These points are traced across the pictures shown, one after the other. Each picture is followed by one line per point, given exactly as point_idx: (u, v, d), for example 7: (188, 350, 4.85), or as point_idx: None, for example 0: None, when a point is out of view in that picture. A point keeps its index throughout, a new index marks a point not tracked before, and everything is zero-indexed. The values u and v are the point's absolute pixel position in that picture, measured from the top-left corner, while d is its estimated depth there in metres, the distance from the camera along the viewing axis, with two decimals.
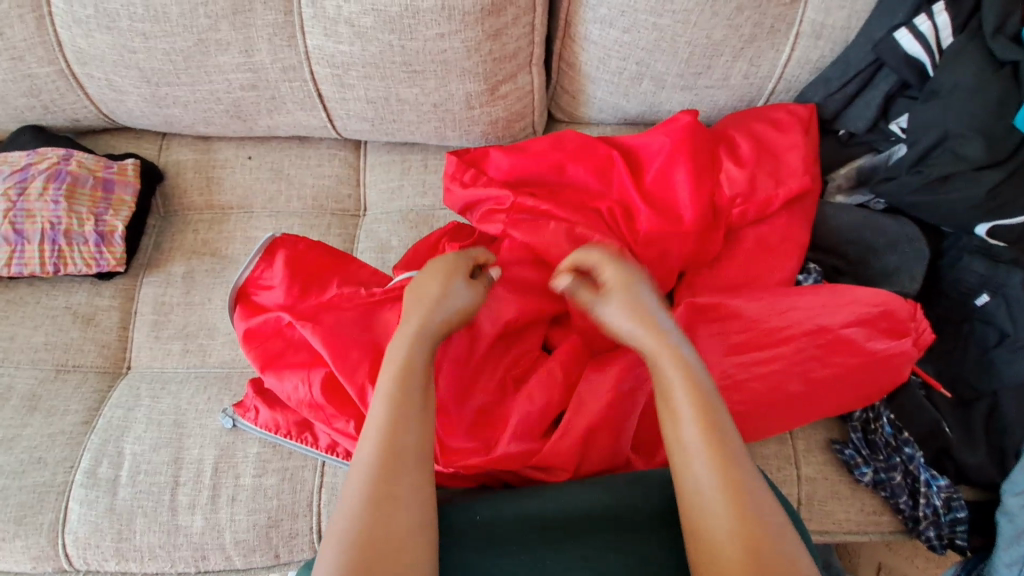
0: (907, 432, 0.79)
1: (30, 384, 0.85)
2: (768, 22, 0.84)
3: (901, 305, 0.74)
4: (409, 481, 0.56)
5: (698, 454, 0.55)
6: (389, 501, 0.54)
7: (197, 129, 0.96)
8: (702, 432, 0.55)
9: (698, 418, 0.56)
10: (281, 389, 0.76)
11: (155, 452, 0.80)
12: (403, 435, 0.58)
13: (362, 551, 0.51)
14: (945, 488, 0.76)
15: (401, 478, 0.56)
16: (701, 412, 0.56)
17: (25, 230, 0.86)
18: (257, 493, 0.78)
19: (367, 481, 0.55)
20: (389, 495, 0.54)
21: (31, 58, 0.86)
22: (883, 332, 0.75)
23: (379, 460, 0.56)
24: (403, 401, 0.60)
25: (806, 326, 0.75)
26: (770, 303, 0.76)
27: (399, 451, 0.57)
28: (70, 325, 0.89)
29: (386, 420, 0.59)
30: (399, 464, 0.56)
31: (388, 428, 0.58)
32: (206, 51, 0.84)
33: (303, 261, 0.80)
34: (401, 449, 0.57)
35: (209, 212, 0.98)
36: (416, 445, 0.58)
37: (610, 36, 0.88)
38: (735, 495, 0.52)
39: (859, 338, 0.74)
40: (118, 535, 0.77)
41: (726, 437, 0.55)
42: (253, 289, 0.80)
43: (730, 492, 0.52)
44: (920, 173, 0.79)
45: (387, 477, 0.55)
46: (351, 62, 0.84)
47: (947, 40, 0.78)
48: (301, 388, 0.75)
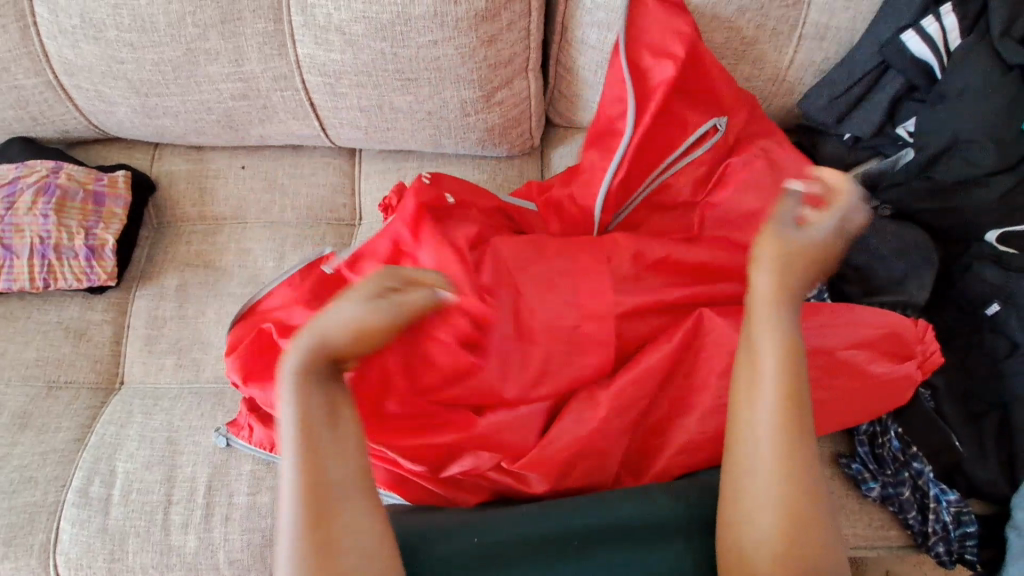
0: (916, 446, 0.76)
1: (20, 402, 0.84)
2: (770, 24, 0.82)
3: (906, 326, 0.73)
4: (342, 493, 0.52)
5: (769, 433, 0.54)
6: (331, 540, 0.50)
7: (189, 139, 0.94)
8: (784, 414, 0.55)
9: (782, 402, 0.55)
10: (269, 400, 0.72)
11: (148, 470, 0.79)
12: (318, 451, 0.53)
13: None
14: (955, 503, 0.74)
15: (334, 493, 0.52)
16: (790, 395, 0.55)
17: (14, 245, 0.85)
18: (251, 512, 0.77)
19: (301, 500, 0.51)
20: (326, 511, 0.51)
21: (17, 69, 0.85)
22: (886, 355, 0.73)
23: (310, 480, 0.51)
24: (314, 419, 0.53)
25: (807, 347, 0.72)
26: None
27: (318, 468, 0.52)
28: (61, 341, 0.88)
29: (303, 440, 0.53)
30: (322, 480, 0.52)
31: (307, 448, 0.52)
32: (196, 61, 0.82)
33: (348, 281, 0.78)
34: (326, 466, 0.52)
35: (203, 223, 0.97)
36: (339, 455, 0.53)
37: (608, 40, 0.86)
38: (797, 484, 0.53)
39: (863, 360, 0.72)
40: (111, 556, 0.76)
41: (803, 412, 0.55)
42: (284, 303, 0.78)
43: (791, 477, 0.53)
44: (929, 180, 0.78)
45: (320, 493, 0.51)
46: (344, 71, 0.82)
47: (954, 41, 0.75)
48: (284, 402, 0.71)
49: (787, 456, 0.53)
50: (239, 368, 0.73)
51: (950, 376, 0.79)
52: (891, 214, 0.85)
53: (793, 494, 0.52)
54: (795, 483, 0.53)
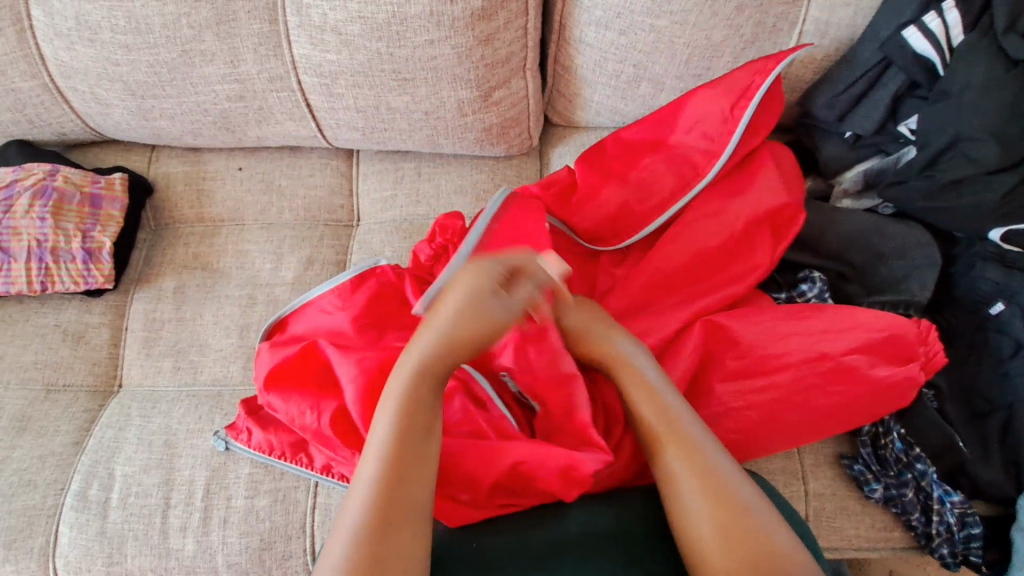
0: (919, 447, 0.75)
1: (19, 405, 0.84)
2: (770, 21, 0.81)
3: (909, 328, 0.72)
4: (410, 489, 0.54)
5: (684, 484, 0.54)
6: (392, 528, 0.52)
7: (186, 141, 0.94)
8: (681, 456, 0.56)
9: (663, 415, 0.58)
10: (284, 411, 0.74)
11: (146, 473, 0.79)
12: (406, 446, 0.56)
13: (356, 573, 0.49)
14: (959, 504, 0.73)
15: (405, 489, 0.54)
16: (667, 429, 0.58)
17: (12, 248, 0.85)
18: (249, 515, 0.76)
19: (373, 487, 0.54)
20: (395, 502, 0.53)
21: (13, 72, 0.84)
22: (888, 358, 0.72)
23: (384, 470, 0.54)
24: (422, 405, 0.58)
25: (808, 353, 0.72)
26: (768, 328, 0.73)
27: (402, 460, 0.55)
28: (60, 344, 0.88)
29: (397, 432, 0.56)
30: (404, 473, 0.55)
31: (399, 438, 0.56)
32: (191, 62, 0.82)
33: (375, 299, 0.78)
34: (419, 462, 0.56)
35: (201, 225, 0.97)
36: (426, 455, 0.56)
37: (606, 39, 0.86)
38: (714, 484, 0.54)
39: (867, 365, 0.71)
40: (110, 559, 0.75)
41: (689, 441, 0.56)
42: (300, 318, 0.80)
43: (708, 480, 0.54)
44: (930, 178, 0.76)
45: (393, 485, 0.54)
46: (339, 71, 0.82)
47: (957, 38, 0.74)
48: (308, 415, 0.72)
49: (710, 489, 0.54)
50: (268, 374, 0.75)
51: (952, 376, 0.78)
52: (893, 212, 0.85)
53: (717, 497, 0.53)
54: (714, 482, 0.54)
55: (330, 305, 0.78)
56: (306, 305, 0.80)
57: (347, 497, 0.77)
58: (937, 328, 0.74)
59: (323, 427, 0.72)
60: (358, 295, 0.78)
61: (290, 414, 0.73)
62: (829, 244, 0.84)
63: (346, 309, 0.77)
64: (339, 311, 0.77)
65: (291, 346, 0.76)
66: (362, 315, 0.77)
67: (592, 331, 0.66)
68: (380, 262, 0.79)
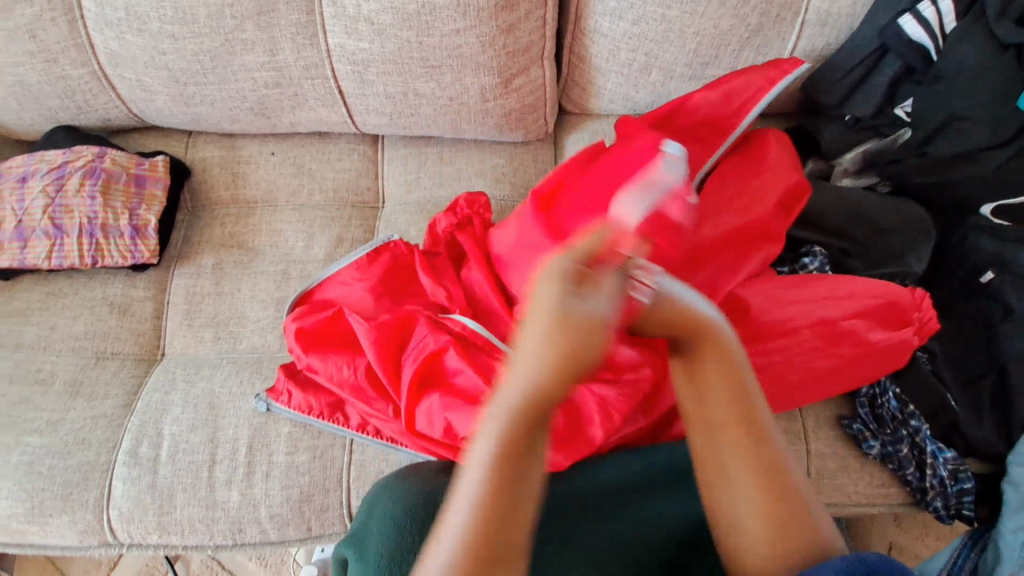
0: (913, 405, 0.81)
1: (72, 371, 0.90)
2: (775, 12, 0.86)
3: (905, 296, 0.78)
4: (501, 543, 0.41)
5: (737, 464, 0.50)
6: None
7: (223, 127, 1.00)
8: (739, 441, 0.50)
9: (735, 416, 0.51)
10: (323, 371, 0.81)
11: (193, 432, 0.85)
12: (495, 496, 0.41)
13: None
14: (951, 460, 0.79)
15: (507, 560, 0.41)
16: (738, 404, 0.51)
17: (64, 224, 0.91)
18: (290, 470, 0.83)
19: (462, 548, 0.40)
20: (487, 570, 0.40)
21: (64, 60, 0.90)
22: (885, 323, 0.77)
23: (462, 548, 0.40)
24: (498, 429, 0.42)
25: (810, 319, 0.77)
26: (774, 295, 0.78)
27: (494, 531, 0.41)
28: (107, 315, 0.94)
29: (491, 480, 0.42)
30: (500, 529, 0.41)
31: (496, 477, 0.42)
32: (233, 51, 0.87)
33: (395, 270, 0.88)
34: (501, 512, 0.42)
35: (236, 206, 1.02)
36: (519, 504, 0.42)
37: (619, 28, 0.91)
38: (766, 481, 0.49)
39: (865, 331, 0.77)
40: (161, 510, 0.82)
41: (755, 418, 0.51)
42: (324, 286, 0.87)
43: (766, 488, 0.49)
44: (925, 155, 0.83)
45: (478, 549, 0.40)
46: (371, 59, 0.88)
47: (950, 24, 0.80)
48: (344, 370, 0.80)
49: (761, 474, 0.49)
50: (298, 341, 0.81)
51: (946, 341, 0.83)
52: (890, 189, 0.90)
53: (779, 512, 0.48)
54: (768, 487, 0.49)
55: (351, 278, 0.87)
56: (328, 279, 0.89)
57: (381, 453, 0.85)
58: (932, 297, 0.80)
59: (358, 381, 0.80)
60: (374, 266, 0.87)
61: (325, 372, 0.81)
62: (830, 220, 0.89)
63: (366, 279, 0.86)
64: (358, 278, 0.86)
65: (314, 311, 0.84)
66: (380, 283, 0.86)
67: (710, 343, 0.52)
68: (393, 237, 0.90)
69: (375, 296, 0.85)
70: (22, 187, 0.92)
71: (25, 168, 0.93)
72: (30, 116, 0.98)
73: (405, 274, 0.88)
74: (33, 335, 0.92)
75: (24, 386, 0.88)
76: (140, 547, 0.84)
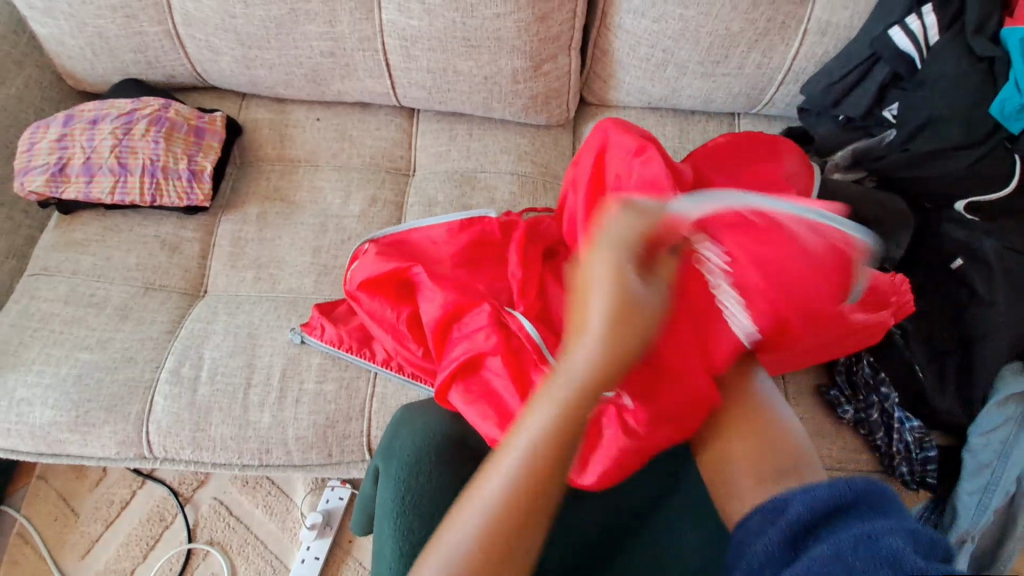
0: (885, 374, 0.90)
1: (123, 297, 0.98)
2: (779, 19, 0.97)
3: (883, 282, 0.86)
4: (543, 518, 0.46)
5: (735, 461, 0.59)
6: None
7: (276, 91, 1.10)
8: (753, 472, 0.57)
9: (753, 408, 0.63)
10: (362, 307, 0.89)
11: (231, 357, 0.93)
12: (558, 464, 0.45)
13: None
14: (918, 429, 0.87)
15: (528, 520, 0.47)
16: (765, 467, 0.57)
17: (129, 164, 1.00)
18: (318, 397, 0.91)
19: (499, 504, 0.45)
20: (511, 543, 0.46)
21: (143, 18, 1.01)
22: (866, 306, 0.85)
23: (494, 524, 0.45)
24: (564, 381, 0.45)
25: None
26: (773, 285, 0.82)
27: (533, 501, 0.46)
28: (158, 251, 1.02)
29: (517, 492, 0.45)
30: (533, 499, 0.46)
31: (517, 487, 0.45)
32: (296, 20, 0.98)
33: (475, 243, 0.90)
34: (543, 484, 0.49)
35: (281, 163, 1.11)
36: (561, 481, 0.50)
37: (641, 25, 1.02)
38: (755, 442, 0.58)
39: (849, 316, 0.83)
40: (197, 426, 0.90)
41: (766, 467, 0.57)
42: (407, 237, 0.91)
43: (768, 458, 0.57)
44: (907, 152, 0.93)
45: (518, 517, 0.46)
46: (418, 35, 0.98)
47: (934, 38, 0.90)
48: (385, 309, 0.88)
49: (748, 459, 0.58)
50: (363, 277, 0.88)
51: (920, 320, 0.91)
52: (875, 185, 1.00)
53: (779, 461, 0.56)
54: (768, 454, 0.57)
55: (436, 238, 0.90)
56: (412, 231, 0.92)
57: (402, 387, 0.92)
58: (907, 281, 0.88)
59: (399, 322, 0.88)
60: (463, 234, 0.90)
61: (374, 311, 0.89)
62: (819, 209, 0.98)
63: (451, 244, 0.90)
64: (442, 241, 0.90)
65: (388, 258, 0.88)
66: (460, 253, 0.89)
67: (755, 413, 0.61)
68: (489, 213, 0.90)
69: (453, 262, 0.88)
70: (92, 129, 1.01)
71: (96, 112, 1.03)
72: (103, 68, 1.09)
73: (482, 244, 0.90)
74: (91, 263, 1.01)
75: (78, 306, 0.97)
76: (172, 461, 0.92)
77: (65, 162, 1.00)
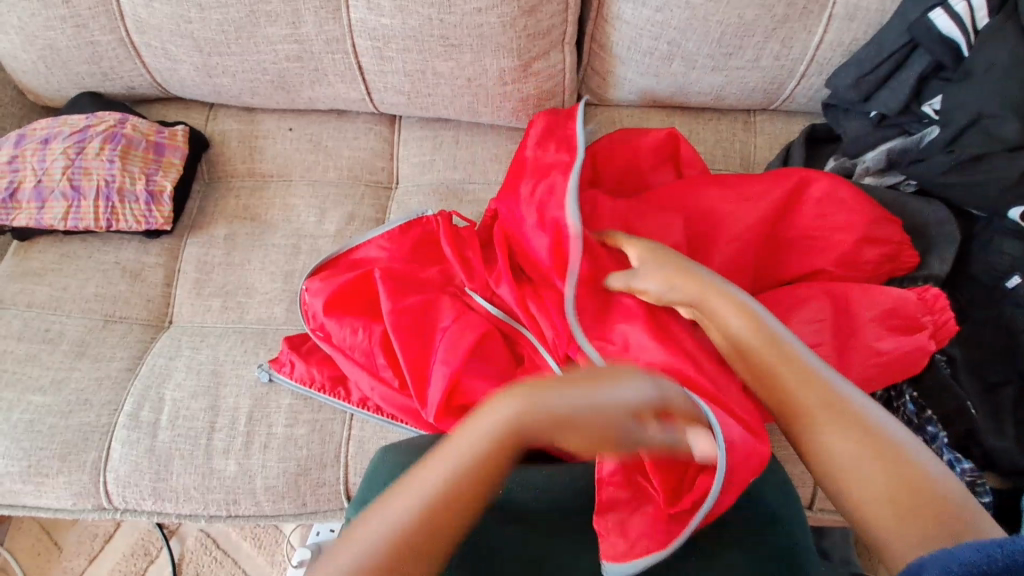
0: (931, 410, 0.78)
1: (79, 332, 0.90)
2: (802, 3, 0.85)
3: (908, 297, 0.73)
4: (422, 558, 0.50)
5: None
6: None
7: (243, 100, 1.01)
8: None
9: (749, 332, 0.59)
10: (337, 335, 0.79)
11: (194, 399, 0.85)
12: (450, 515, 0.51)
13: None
14: (970, 471, 0.74)
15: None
16: None
17: (82, 186, 0.92)
18: (288, 442, 0.82)
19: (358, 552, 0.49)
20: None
21: (94, 26, 0.93)
22: (895, 329, 0.73)
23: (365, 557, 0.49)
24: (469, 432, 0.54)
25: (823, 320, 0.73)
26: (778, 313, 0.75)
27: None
28: (118, 280, 0.94)
29: (421, 523, 0.51)
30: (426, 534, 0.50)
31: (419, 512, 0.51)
32: (257, 22, 0.88)
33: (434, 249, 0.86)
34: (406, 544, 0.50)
35: (251, 179, 1.02)
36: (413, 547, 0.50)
37: (642, 15, 0.90)
38: (884, 453, 0.49)
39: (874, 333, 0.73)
40: (157, 475, 0.82)
41: None
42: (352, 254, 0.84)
43: (897, 472, 0.48)
44: (951, 153, 0.80)
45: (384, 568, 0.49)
46: (391, 35, 0.88)
47: (982, 20, 0.78)
48: (359, 333, 0.78)
49: None
50: (325, 302, 0.79)
51: (966, 346, 0.80)
52: (913, 189, 0.88)
53: (928, 495, 0.47)
54: (904, 483, 0.48)
55: (382, 247, 0.85)
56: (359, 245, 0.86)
57: (380, 429, 0.83)
58: (947, 295, 0.73)
59: (372, 349, 0.77)
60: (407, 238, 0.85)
61: (341, 337, 0.78)
62: None
63: (395, 249, 0.85)
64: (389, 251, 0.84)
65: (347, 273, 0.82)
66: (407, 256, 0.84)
67: (660, 271, 0.67)
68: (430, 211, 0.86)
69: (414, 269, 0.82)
70: (44, 149, 0.94)
71: (48, 130, 0.95)
72: (57, 82, 1.00)
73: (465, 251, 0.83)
74: (46, 295, 0.93)
75: (32, 344, 0.89)
76: (134, 512, 0.84)
77: (16, 186, 0.92)
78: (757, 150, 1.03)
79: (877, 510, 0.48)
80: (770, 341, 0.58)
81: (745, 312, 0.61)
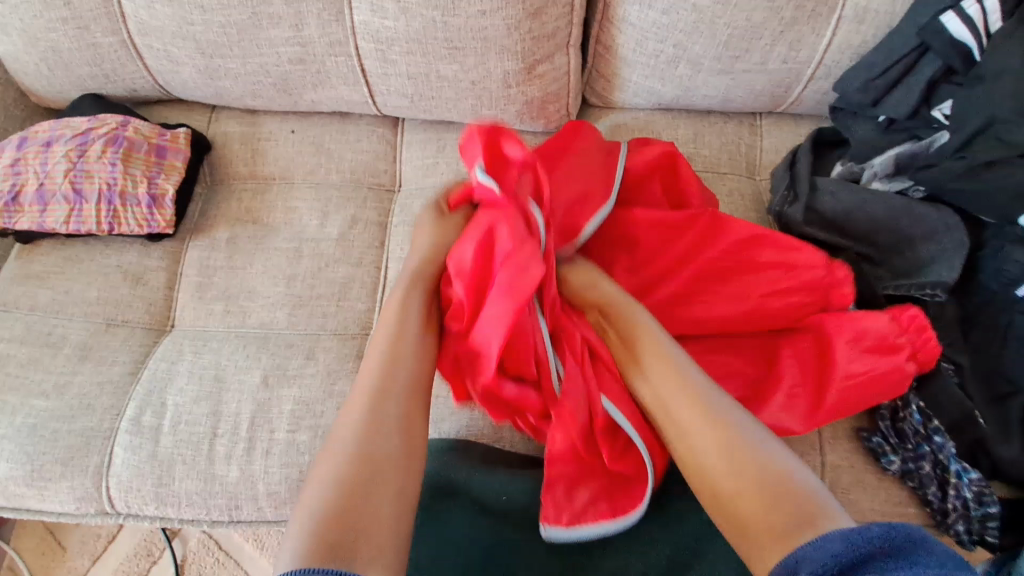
0: (937, 421, 0.77)
1: (82, 336, 0.90)
2: (810, 6, 0.84)
3: (885, 323, 0.74)
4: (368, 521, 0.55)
5: None
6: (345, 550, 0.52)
7: (246, 102, 1.00)
8: None
9: (653, 402, 0.67)
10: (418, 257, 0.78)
11: (196, 404, 0.84)
12: (370, 474, 0.58)
13: (326, 543, 0.52)
14: (977, 482, 0.73)
15: (382, 486, 0.57)
16: None
17: (84, 190, 0.92)
18: (290, 448, 0.82)
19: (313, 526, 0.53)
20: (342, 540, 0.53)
21: (96, 28, 0.92)
22: (874, 353, 0.74)
23: (317, 528, 0.53)
24: (376, 410, 0.62)
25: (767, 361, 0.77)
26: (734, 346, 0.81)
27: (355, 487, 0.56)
28: (120, 283, 0.94)
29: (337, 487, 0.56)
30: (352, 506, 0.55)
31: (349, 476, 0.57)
32: (259, 24, 0.88)
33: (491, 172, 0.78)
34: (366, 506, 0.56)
35: (253, 182, 1.02)
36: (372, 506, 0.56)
37: (648, 18, 0.89)
38: (753, 483, 0.57)
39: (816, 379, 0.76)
40: (159, 481, 0.81)
41: None
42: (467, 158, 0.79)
43: (745, 477, 0.58)
44: (963, 159, 0.79)
45: (333, 530, 0.53)
46: (395, 38, 0.87)
47: (996, 24, 0.77)
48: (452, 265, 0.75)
49: None
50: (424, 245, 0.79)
51: (973, 354, 0.79)
52: (922, 196, 0.87)
53: (786, 505, 0.55)
54: (758, 485, 0.57)
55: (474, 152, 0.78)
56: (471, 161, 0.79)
57: None
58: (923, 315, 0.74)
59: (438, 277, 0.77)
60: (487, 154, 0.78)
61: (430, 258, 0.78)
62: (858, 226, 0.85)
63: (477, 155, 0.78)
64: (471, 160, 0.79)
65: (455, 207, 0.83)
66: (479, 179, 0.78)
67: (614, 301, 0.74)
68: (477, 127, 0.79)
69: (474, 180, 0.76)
70: (46, 152, 0.93)
71: (51, 133, 0.95)
72: (60, 84, 1.00)
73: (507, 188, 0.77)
74: (48, 298, 0.93)
75: (34, 348, 0.89)
76: (136, 517, 0.84)
77: (19, 189, 0.92)
78: (763, 155, 1.02)
79: (753, 523, 0.56)
80: (658, 404, 0.66)
81: (653, 392, 0.67)
